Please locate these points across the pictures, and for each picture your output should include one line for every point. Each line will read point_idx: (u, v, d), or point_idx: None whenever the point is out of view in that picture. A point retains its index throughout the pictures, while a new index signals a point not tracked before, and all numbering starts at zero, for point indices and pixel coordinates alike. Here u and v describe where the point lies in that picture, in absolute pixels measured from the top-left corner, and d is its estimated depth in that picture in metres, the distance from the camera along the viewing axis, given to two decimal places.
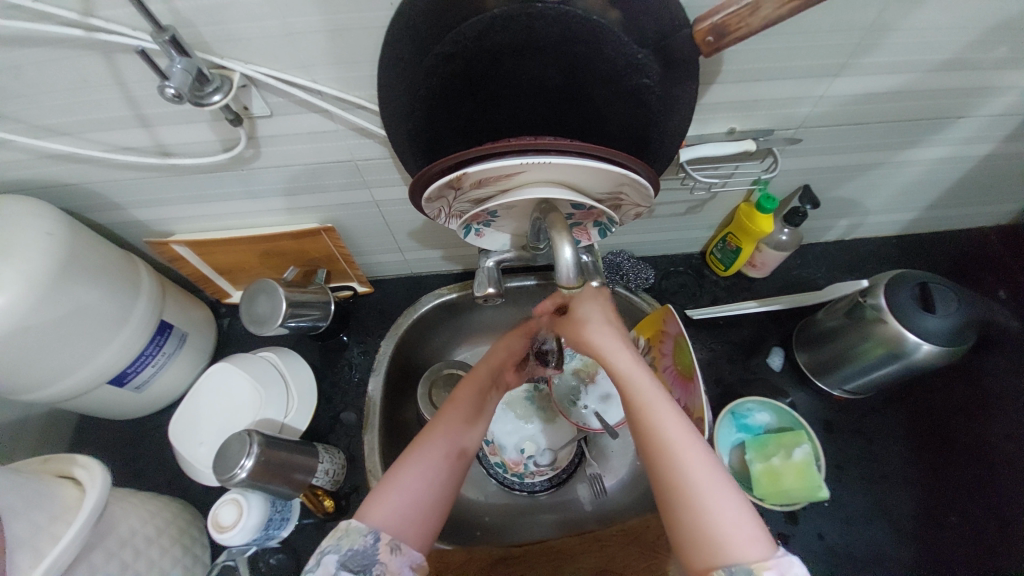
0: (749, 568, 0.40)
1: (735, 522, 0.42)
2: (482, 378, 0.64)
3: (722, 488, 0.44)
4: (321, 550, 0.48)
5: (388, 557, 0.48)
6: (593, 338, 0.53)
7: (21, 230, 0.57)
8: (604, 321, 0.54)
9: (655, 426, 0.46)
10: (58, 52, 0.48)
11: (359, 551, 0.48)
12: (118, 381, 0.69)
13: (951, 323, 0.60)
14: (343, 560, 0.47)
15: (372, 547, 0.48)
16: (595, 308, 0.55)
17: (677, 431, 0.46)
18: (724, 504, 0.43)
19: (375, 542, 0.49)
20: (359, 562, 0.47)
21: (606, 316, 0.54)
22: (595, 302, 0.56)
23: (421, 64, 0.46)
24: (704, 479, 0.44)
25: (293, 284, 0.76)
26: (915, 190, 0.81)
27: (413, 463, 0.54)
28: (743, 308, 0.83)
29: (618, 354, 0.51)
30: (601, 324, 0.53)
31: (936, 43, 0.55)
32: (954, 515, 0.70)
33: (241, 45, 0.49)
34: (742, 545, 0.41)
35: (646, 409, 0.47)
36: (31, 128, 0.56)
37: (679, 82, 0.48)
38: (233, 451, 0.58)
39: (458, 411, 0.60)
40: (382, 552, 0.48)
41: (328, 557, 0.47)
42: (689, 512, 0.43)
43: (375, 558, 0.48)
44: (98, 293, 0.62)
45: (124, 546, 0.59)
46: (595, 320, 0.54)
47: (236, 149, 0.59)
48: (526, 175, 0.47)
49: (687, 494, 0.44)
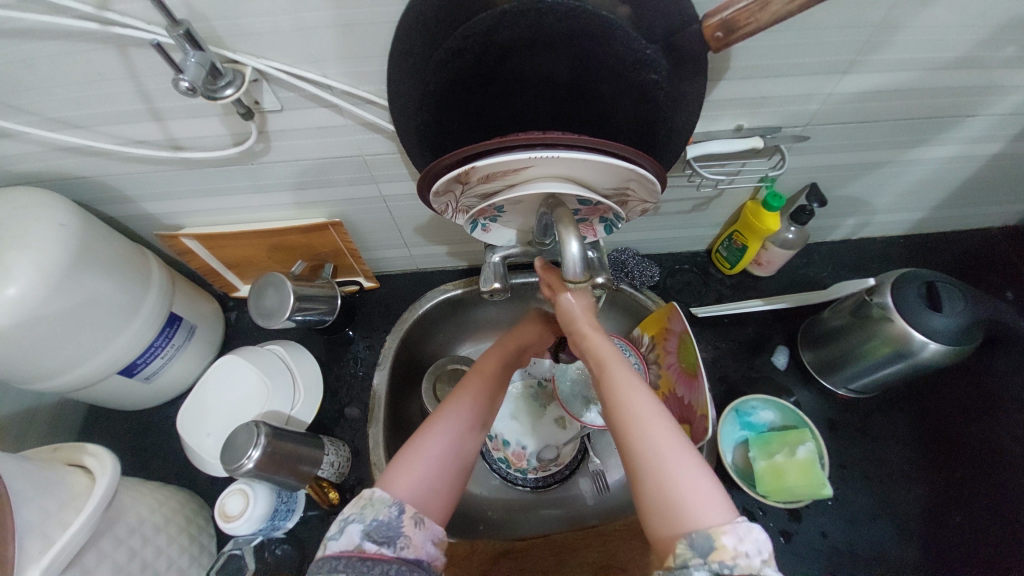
0: (708, 533, 0.39)
1: (693, 487, 0.41)
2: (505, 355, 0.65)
3: (681, 452, 0.43)
4: (345, 518, 0.48)
5: (411, 531, 0.48)
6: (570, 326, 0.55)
7: (36, 221, 0.58)
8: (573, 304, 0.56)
9: (617, 399, 0.47)
10: (73, 46, 0.49)
11: (383, 522, 0.47)
12: (127, 372, 0.70)
13: (958, 323, 0.60)
14: (366, 531, 0.47)
15: (396, 519, 0.48)
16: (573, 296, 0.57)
17: (641, 401, 0.46)
18: (688, 471, 0.42)
19: (399, 514, 0.48)
20: (383, 533, 0.47)
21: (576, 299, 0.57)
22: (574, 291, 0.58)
23: (430, 59, 0.46)
24: (662, 445, 0.43)
25: (300, 278, 0.77)
26: (924, 189, 0.81)
27: (437, 435, 0.54)
28: (747, 307, 0.84)
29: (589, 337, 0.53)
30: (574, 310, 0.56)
31: (945, 41, 0.54)
32: (959, 515, 0.70)
33: (253, 40, 0.50)
34: (703, 511, 0.40)
35: (612, 383, 0.49)
36: (46, 121, 0.57)
37: (687, 79, 0.48)
38: (241, 442, 0.59)
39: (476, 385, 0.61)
40: (406, 525, 0.48)
41: (351, 527, 0.47)
42: (651, 481, 0.42)
43: (399, 530, 0.47)
44: (109, 284, 0.63)
45: (132, 534, 0.59)
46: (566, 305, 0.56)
47: (246, 143, 0.59)
48: (533, 171, 0.47)
49: (650, 462, 0.43)
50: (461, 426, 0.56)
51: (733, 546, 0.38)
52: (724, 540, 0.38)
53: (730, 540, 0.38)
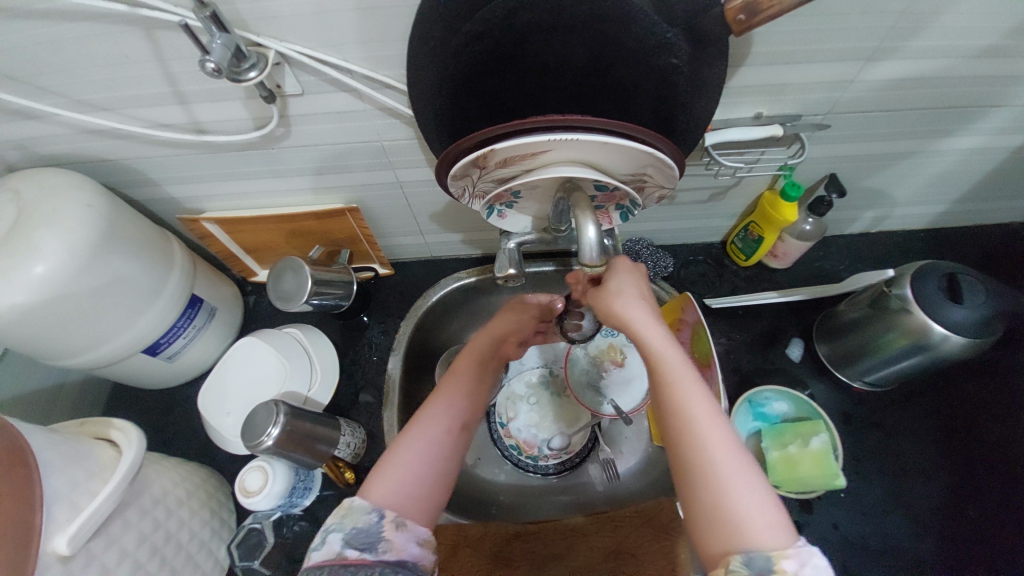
0: (767, 555, 0.40)
1: (755, 508, 0.42)
2: (478, 351, 0.67)
3: (743, 470, 0.44)
4: (326, 529, 0.49)
5: (392, 534, 0.49)
6: (623, 310, 0.53)
7: (65, 200, 0.59)
8: (633, 295, 0.54)
9: (680, 403, 0.47)
10: (104, 28, 0.50)
11: (362, 529, 0.48)
12: (151, 351, 0.72)
13: (976, 315, 0.59)
14: (346, 539, 0.48)
15: (375, 525, 0.49)
16: (625, 282, 0.55)
17: (703, 410, 0.46)
18: (750, 491, 0.43)
19: (379, 520, 0.49)
20: (363, 539, 0.48)
21: (635, 289, 0.55)
22: (627, 276, 0.56)
23: (450, 42, 0.47)
24: (725, 463, 0.44)
25: (318, 263, 0.78)
26: (947, 182, 0.79)
27: (414, 441, 0.55)
28: (761, 299, 0.82)
29: (648, 325, 0.51)
30: (631, 294, 0.54)
31: (975, 29, 0.53)
32: (974, 510, 0.69)
33: (277, 23, 0.51)
34: (764, 533, 0.41)
35: (673, 386, 0.48)
36: (75, 103, 0.58)
37: (707, 64, 0.49)
38: (260, 421, 0.61)
39: (457, 385, 0.62)
40: (386, 529, 0.49)
41: (332, 537, 0.48)
42: (707, 492, 0.43)
43: (379, 535, 0.48)
44: (134, 264, 0.65)
45: (157, 506, 0.61)
46: (626, 294, 0.54)
47: (268, 126, 0.60)
48: (551, 154, 0.47)
49: (708, 475, 0.44)
50: (440, 424, 0.57)
51: (795, 571, 0.39)
52: (786, 565, 0.39)
53: (793, 565, 0.39)
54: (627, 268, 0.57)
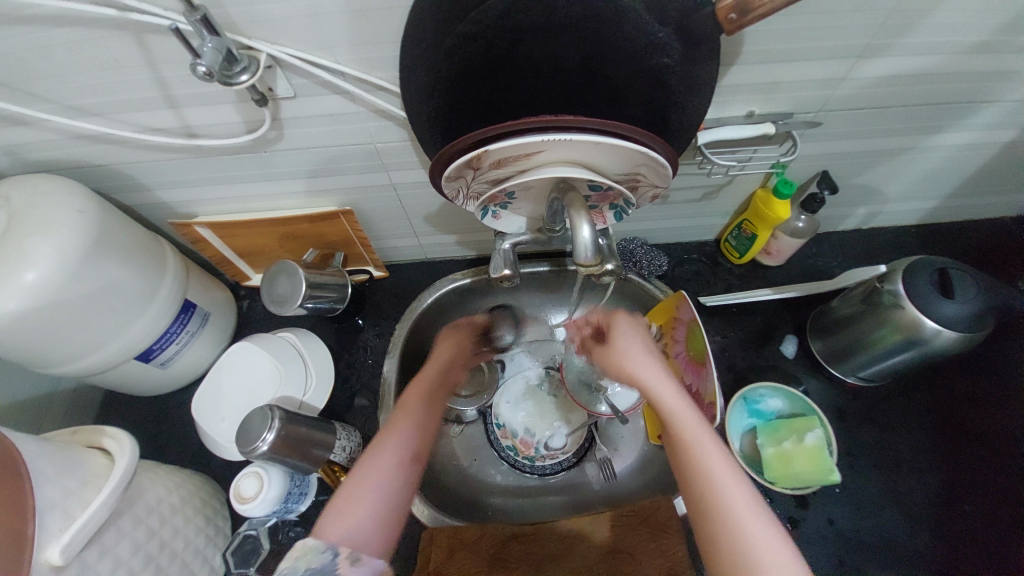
0: None
1: (773, 548, 0.43)
2: (422, 384, 0.65)
3: (757, 511, 0.45)
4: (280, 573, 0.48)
5: (348, 570, 0.49)
6: (630, 361, 0.56)
7: (54, 207, 0.59)
8: (637, 347, 0.57)
9: (690, 445, 0.49)
10: (93, 33, 0.49)
11: (318, 569, 0.48)
12: (144, 357, 0.71)
13: (968, 310, 0.60)
14: None
15: (331, 563, 0.49)
16: (634, 337, 0.59)
17: (714, 453, 0.48)
18: (767, 533, 0.44)
19: (334, 557, 0.49)
20: None
21: (637, 341, 0.58)
22: (633, 332, 0.60)
23: (443, 43, 0.47)
24: (740, 504, 0.45)
25: (312, 266, 0.78)
26: (937, 177, 0.80)
27: (364, 478, 0.55)
28: (756, 296, 0.84)
29: (653, 373, 0.54)
30: (636, 348, 0.57)
31: (962, 26, 0.54)
32: (969, 505, 0.70)
33: (268, 26, 0.50)
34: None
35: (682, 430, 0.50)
36: (63, 108, 0.58)
37: (698, 62, 0.49)
38: (255, 426, 0.60)
39: (402, 418, 0.60)
40: (342, 566, 0.49)
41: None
42: (725, 534, 0.44)
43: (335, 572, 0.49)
44: (125, 270, 0.64)
45: (152, 514, 0.61)
46: (631, 347, 0.58)
47: (260, 130, 0.60)
48: (544, 155, 0.48)
49: (724, 516, 0.45)
50: (389, 459, 0.56)
51: None
52: None
53: None
54: (630, 325, 0.60)
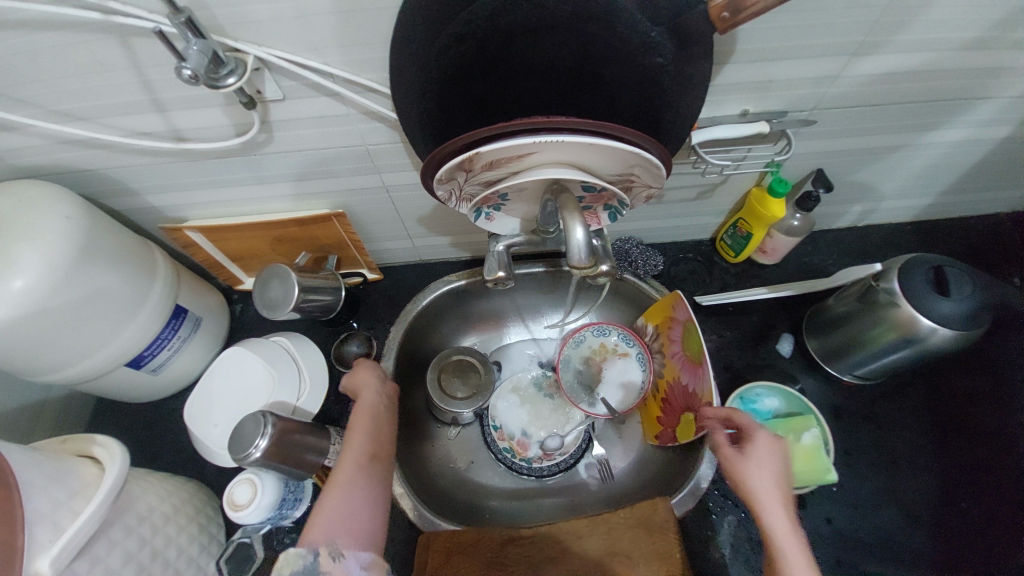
0: None
1: None
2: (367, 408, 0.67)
3: None
4: None
5: (331, 566, 0.54)
6: (751, 479, 0.55)
7: (40, 213, 0.58)
8: (771, 480, 0.55)
9: None
10: (76, 36, 0.49)
11: (301, 570, 0.53)
12: (134, 364, 0.70)
13: (963, 307, 0.60)
14: None
15: (312, 564, 0.53)
16: (769, 458, 0.56)
17: None
18: None
19: (315, 558, 0.54)
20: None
21: (771, 471, 0.55)
22: (774, 452, 0.57)
23: (433, 43, 0.46)
24: None
25: (304, 270, 0.77)
26: (932, 175, 0.80)
27: (337, 493, 0.58)
28: (752, 295, 0.82)
29: (770, 501, 0.53)
30: (764, 468, 0.55)
31: (956, 23, 0.54)
32: (965, 501, 0.70)
33: (254, 28, 0.50)
34: None
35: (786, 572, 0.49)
36: (49, 113, 0.57)
37: (692, 61, 0.48)
38: (247, 432, 0.60)
39: (359, 433, 0.64)
40: (324, 564, 0.54)
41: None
42: None
43: (318, 570, 0.53)
44: (114, 277, 0.63)
45: (143, 523, 0.60)
46: (763, 477, 0.55)
47: (249, 133, 0.59)
48: (537, 156, 0.47)
49: None
50: (354, 469, 0.61)
51: None
52: None
53: None
54: (774, 444, 0.57)
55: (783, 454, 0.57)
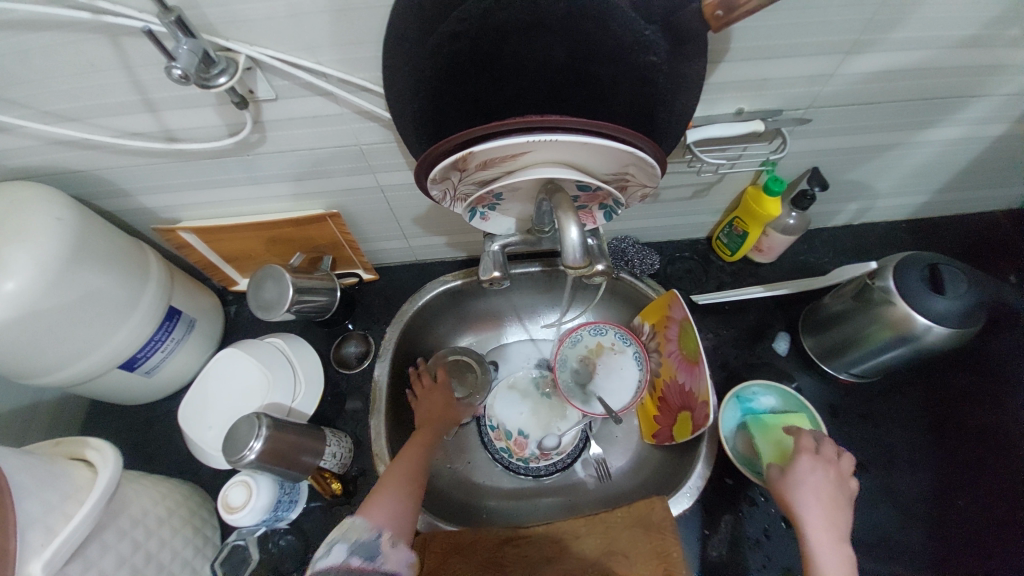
0: None
1: None
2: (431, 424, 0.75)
3: None
4: (330, 541, 0.57)
5: (388, 550, 0.57)
6: (799, 487, 0.59)
7: (31, 215, 0.57)
8: (815, 492, 0.59)
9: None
10: (64, 35, 0.48)
11: (364, 542, 0.57)
12: (128, 366, 0.70)
13: (959, 306, 0.60)
14: (351, 548, 0.56)
15: (376, 540, 0.57)
16: (818, 473, 0.60)
17: None
18: None
19: (378, 537, 0.58)
20: (365, 550, 0.56)
21: (816, 486, 0.59)
22: (825, 468, 0.60)
23: (426, 42, 0.46)
24: None
25: (299, 271, 0.76)
26: (927, 173, 0.80)
27: (399, 488, 0.63)
28: (749, 292, 0.82)
29: (813, 510, 0.58)
30: (813, 480, 0.59)
31: (951, 21, 0.54)
32: (961, 499, 0.70)
33: (246, 27, 0.49)
34: None
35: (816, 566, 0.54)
36: (40, 114, 0.56)
37: (687, 60, 0.47)
38: (242, 433, 0.59)
39: (423, 441, 0.71)
40: (383, 545, 0.57)
41: (338, 546, 0.56)
42: None
43: (378, 548, 0.57)
44: (107, 278, 0.63)
45: (137, 526, 0.60)
46: (807, 488, 0.59)
47: (241, 133, 0.59)
48: (531, 156, 0.47)
49: None
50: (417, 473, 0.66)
51: None
52: None
53: None
54: (823, 462, 0.60)
55: (836, 474, 0.60)
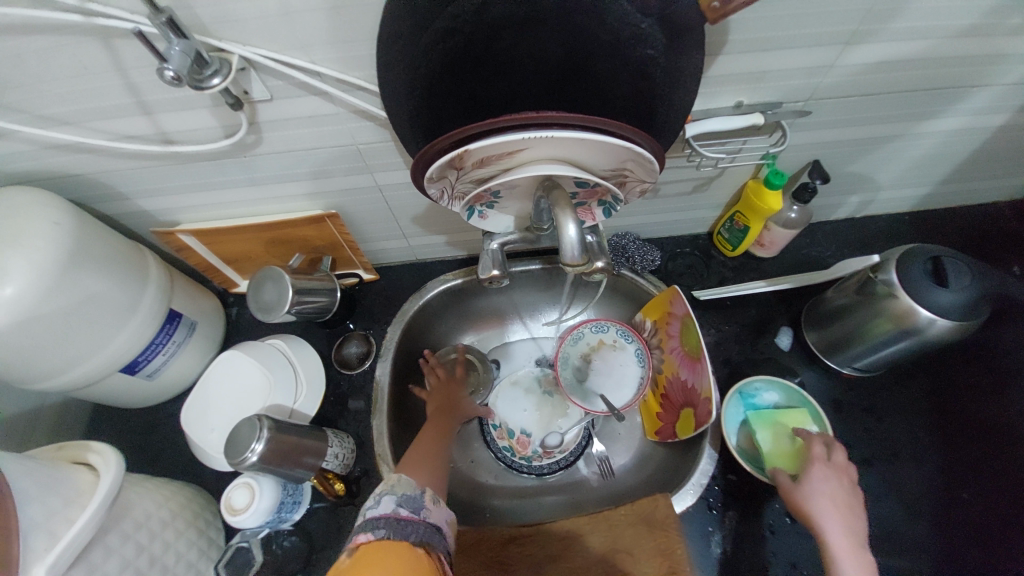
0: None
1: None
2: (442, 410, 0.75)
3: None
4: (379, 493, 0.56)
5: (432, 507, 0.55)
6: (813, 494, 0.59)
7: (30, 219, 0.57)
8: (831, 501, 0.59)
9: None
10: (58, 40, 0.48)
11: (411, 496, 0.55)
12: (129, 369, 0.70)
13: (963, 297, 0.59)
14: (398, 501, 0.54)
15: (420, 496, 0.55)
16: (830, 480, 0.60)
17: None
18: None
19: (422, 493, 0.56)
20: (412, 503, 0.54)
21: (832, 494, 0.59)
22: (836, 476, 0.61)
23: (420, 40, 0.46)
24: None
25: (299, 272, 0.76)
26: (930, 164, 0.79)
27: (430, 460, 0.63)
28: (750, 288, 0.82)
29: (829, 515, 0.58)
30: (827, 488, 0.60)
31: (953, 8, 0.53)
32: (967, 493, 0.70)
33: (239, 27, 0.49)
34: None
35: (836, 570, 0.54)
36: (36, 118, 0.56)
37: (683, 53, 0.47)
38: (243, 435, 0.59)
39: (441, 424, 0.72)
40: (428, 501, 0.55)
41: (386, 498, 0.55)
42: None
43: (422, 504, 0.55)
44: (107, 282, 0.63)
45: (140, 529, 0.60)
46: (823, 496, 0.59)
47: (237, 134, 0.58)
48: (528, 153, 0.46)
49: None
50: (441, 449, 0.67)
51: None
52: None
53: None
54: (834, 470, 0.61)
55: (847, 483, 0.61)
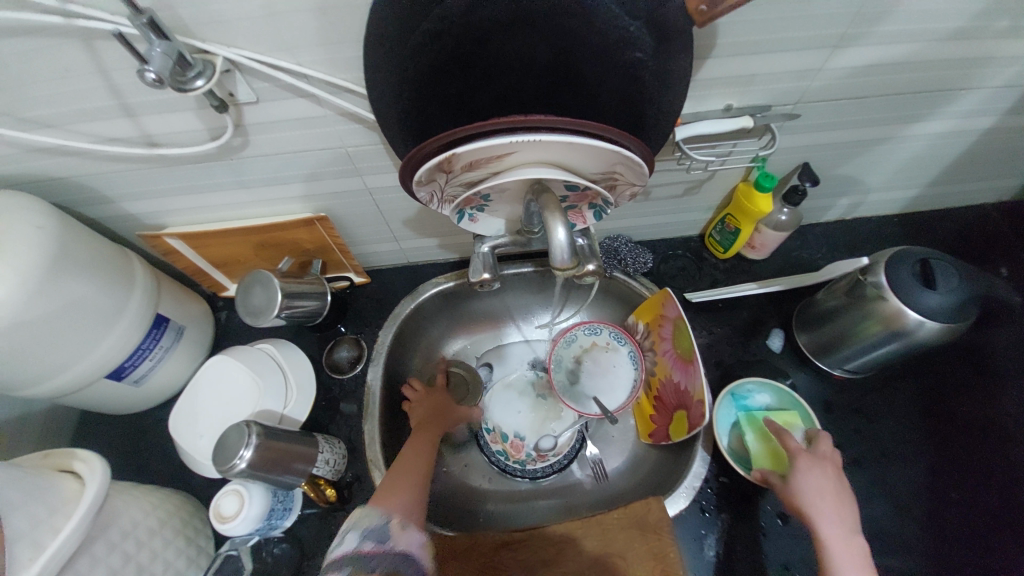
0: None
1: None
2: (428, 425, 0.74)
3: None
4: (343, 530, 0.55)
5: (399, 534, 0.56)
6: (801, 483, 0.60)
7: (12, 223, 0.56)
8: (820, 495, 0.58)
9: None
10: (39, 41, 0.47)
11: (375, 528, 0.55)
12: (115, 375, 0.69)
13: (951, 299, 0.59)
14: (362, 536, 0.54)
15: (386, 526, 0.56)
16: (816, 466, 0.61)
17: None
18: None
19: (388, 522, 0.56)
20: (376, 536, 0.55)
21: (820, 486, 0.59)
22: (820, 461, 0.61)
23: (407, 42, 0.45)
24: None
25: (289, 275, 0.75)
26: (918, 166, 0.80)
27: (403, 482, 0.62)
28: (740, 291, 0.82)
29: (819, 503, 0.58)
30: (813, 475, 0.60)
31: (938, 12, 0.53)
32: (956, 492, 0.70)
33: (224, 28, 0.48)
34: None
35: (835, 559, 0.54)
36: (16, 121, 0.55)
37: (671, 57, 0.47)
38: (231, 442, 0.59)
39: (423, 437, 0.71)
40: (394, 530, 0.56)
41: (350, 534, 0.55)
42: None
43: (389, 533, 0.55)
44: (91, 287, 0.62)
45: (126, 538, 0.59)
46: (812, 492, 0.59)
47: (224, 137, 0.58)
48: (517, 156, 0.46)
49: None
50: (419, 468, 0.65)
51: None
52: None
53: None
54: (817, 456, 0.62)
55: (832, 469, 0.61)
